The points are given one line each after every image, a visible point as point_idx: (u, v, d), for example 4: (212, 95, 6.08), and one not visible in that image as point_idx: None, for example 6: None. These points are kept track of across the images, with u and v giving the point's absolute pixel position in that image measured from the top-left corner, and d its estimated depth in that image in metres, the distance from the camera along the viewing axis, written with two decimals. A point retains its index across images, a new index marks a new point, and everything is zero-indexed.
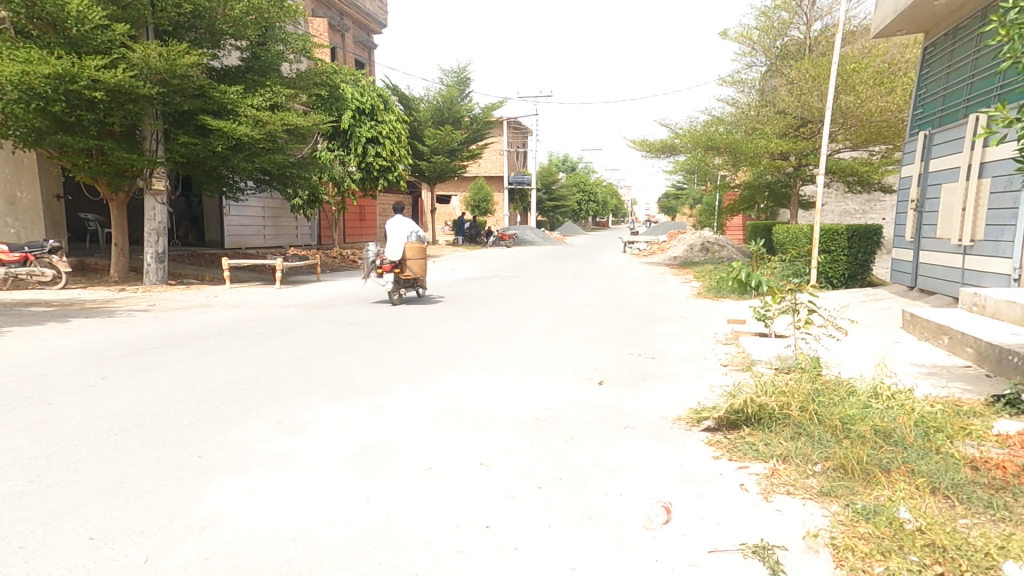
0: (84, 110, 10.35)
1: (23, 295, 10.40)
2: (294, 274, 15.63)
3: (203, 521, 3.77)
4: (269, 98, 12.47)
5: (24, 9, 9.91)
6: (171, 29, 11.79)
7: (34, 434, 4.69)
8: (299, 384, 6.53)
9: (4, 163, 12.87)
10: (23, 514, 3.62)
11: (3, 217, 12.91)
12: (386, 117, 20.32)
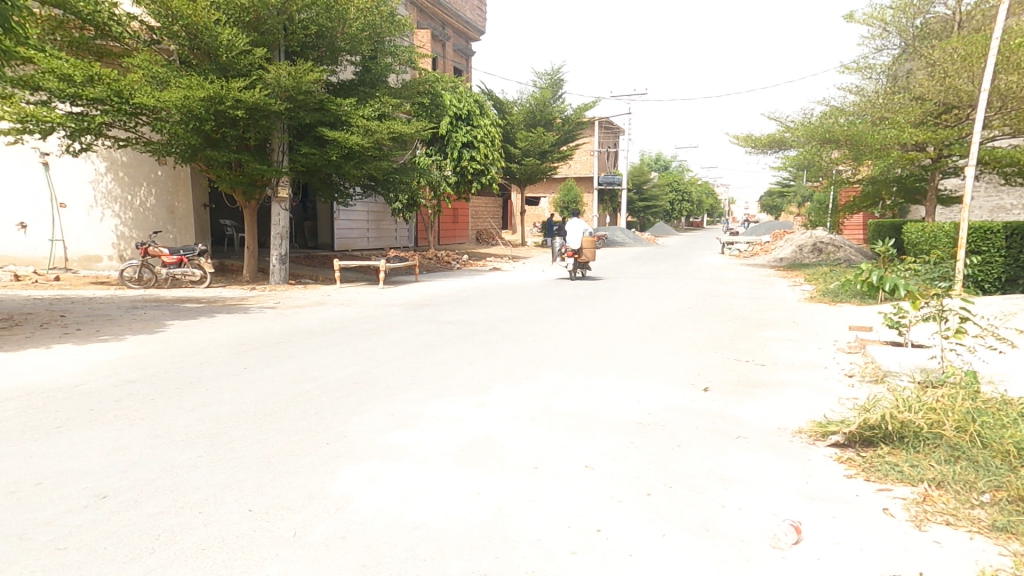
0: (228, 127, 11.67)
1: (177, 292, 11.98)
2: (394, 274, 16.56)
3: (335, 503, 4.09)
4: (378, 109, 13.29)
5: (187, 41, 11.32)
6: (299, 49, 12.90)
7: (198, 414, 5.36)
8: (408, 379, 6.90)
9: (166, 176, 14.72)
10: (195, 484, 4.13)
11: (164, 224, 14.77)
12: (481, 121, 20.93)
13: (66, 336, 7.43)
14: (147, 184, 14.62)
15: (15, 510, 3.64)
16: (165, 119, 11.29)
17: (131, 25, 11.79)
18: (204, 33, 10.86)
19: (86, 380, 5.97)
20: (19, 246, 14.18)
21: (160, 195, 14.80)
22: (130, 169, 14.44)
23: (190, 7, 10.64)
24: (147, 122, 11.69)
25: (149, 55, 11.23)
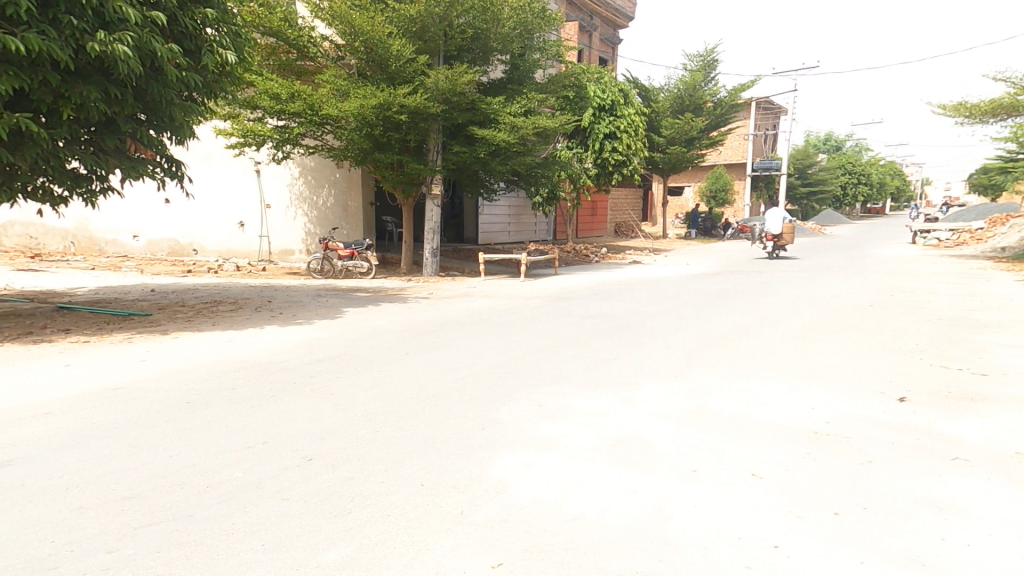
0: (393, 132, 12.83)
1: (349, 282, 13.57)
2: (534, 267, 16.96)
3: (494, 485, 4.24)
4: (524, 105, 13.76)
5: (364, 54, 12.58)
6: (456, 53, 13.77)
7: (373, 393, 5.98)
8: (554, 370, 6.98)
9: (342, 179, 16.60)
10: (376, 456, 4.58)
11: (340, 222, 16.76)
12: (625, 110, 20.44)
13: (272, 319, 8.78)
14: (328, 187, 16.72)
15: (249, 462, 4.35)
16: (345, 127, 12.71)
17: (323, 45, 13.38)
18: (379, 46, 12.05)
19: (287, 357, 6.98)
20: (239, 241, 16.99)
21: (339, 196, 16.82)
22: (316, 174, 16.59)
23: (368, 23, 11.85)
24: (330, 130, 13.21)
25: (335, 71, 12.69)
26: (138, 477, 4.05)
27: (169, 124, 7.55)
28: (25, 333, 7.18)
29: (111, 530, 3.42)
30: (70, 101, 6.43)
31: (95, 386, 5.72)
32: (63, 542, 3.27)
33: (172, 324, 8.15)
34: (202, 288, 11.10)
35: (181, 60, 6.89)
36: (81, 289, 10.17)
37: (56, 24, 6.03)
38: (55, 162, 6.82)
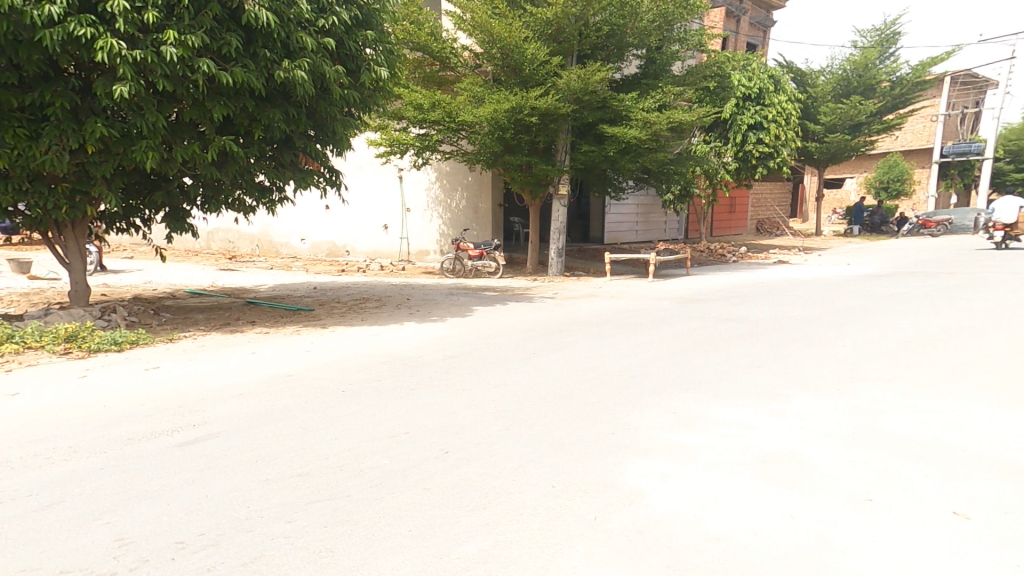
0: (523, 134, 13.15)
1: (478, 281, 14.16)
2: (663, 268, 16.22)
3: (628, 492, 4.07)
4: (658, 100, 13.28)
5: (499, 60, 12.96)
6: (590, 52, 13.70)
7: (502, 391, 6.11)
8: (688, 376, 6.55)
9: (474, 181, 17.56)
10: (508, 453, 4.67)
11: (471, 222, 17.72)
12: (775, 98, 18.70)
13: (410, 316, 9.45)
14: (461, 189, 17.78)
15: (395, 451, 4.69)
16: (478, 132, 13.25)
17: (463, 55, 14.09)
18: (515, 51, 12.36)
19: (425, 353, 7.45)
20: (383, 243, 18.60)
21: (470, 198, 17.75)
22: (450, 178, 17.69)
23: (506, 29, 12.16)
24: (465, 135, 13.86)
25: (472, 78, 13.25)
26: (306, 457, 4.56)
27: (332, 138, 8.47)
28: (223, 323, 8.55)
29: (287, 502, 3.89)
30: (261, 123, 7.50)
31: (272, 372, 6.61)
32: (253, 509, 3.79)
33: (330, 318, 9.15)
34: (353, 286, 12.34)
35: (345, 80, 7.70)
36: (262, 286, 11.87)
37: (255, 58, 7.02)
38: (248, 176, 7.99)
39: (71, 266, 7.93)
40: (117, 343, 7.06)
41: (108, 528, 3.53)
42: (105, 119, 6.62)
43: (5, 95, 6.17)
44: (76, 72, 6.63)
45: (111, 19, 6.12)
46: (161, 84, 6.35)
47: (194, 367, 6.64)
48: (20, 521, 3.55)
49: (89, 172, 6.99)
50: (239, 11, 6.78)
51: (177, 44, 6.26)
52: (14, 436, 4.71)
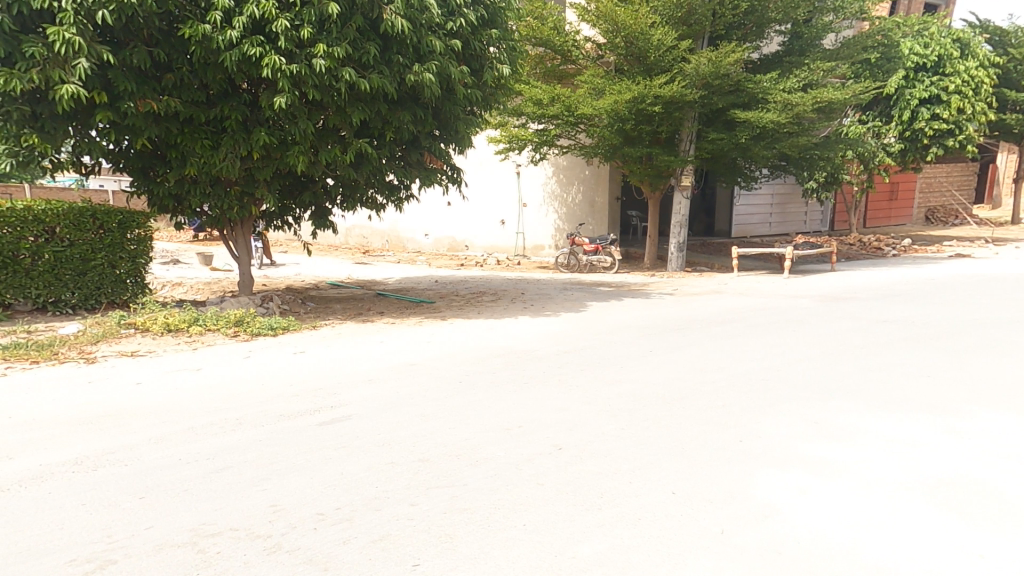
0: (645, 124, 12.70)
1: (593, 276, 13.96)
2: (802, 262, 14.60)
3: (760, 508, 3.70)
4: (803, 79, 12.30)
5: (623, 49, 12.44)
6: (723, 32, 12.87)
7: (617, 389, 5.93)
8: (832, 383, 5.80)
9: (591, 175, 17.86)
10: (624, 453, 4.53)
11: (587, 217, 18.02)
12: (958, 66, 15.90)
13: (524, 310, 9.57)
14: (577, 184, 18.20)
15: (509, 444, 4.78)
16: (597, 124, 12.90)
17: (585, 47, 13.84)
18: (639, 38, 11.94)
19: (538, 347, 7.50)
20: (500, 238, 19.13)
21: (586, 192, 18.15)
22: (567, 172, 18.12)
23: (632, 16, 11.81)
24: (583, 129, 13.60)
25: (593, 70, 12.86)
26: (428, 444, 4.83)
27: (455, 137, 8.82)
28: (357, 313, 9.39)
29: (411, 485, 4.15)
30: (392, 126, 8.02)
31: (398, 361, 7.11)
32: (381, 489, 4.10)
33: (449, 310, 9.61)
34: (471, 280, 12.82)
35: (469, 80, 7.95)
36: (390, 279, 12.82)
37: (390, 64, 7.51)
38: (380, 176, 8.62)
39: (240, 258, 9.15)
40: (272, 329, 8.08)
41: (265, 494, 4.04)
42: (267, 128, 7.52)
43: (195, 111, 7.25)
44: (247, 87, 7.59)
45: (275, 38, 6.84)
46: (311, 94, 7.03)
47: (333, 353, 7.37)
48: (201, 481, 4.20)
49: (254, 176, 8.01)
50: (378, 21, 7.29)
51: (326, 56, 6.86)
52: (195, 406, 5.59)
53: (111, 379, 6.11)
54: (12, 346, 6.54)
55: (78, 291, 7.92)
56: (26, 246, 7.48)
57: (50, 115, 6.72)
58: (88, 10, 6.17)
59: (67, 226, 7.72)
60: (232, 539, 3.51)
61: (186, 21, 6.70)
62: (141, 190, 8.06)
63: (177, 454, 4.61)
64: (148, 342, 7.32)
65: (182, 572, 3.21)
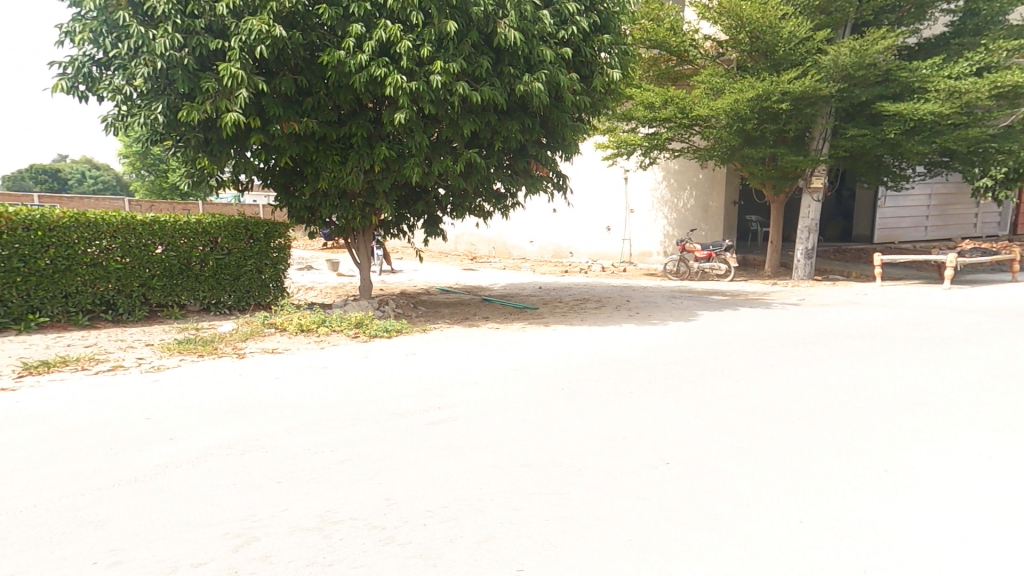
0: (769, 123, 11.81)
1: (707, 285, 13.26)
2: (968, 272, 12.58)
3: (909, 553, 3.24)
4: (974, 64, 11.18)
5: (748, 46, 11.89)
6: (871, 18, 12.05)
7: (732, 405, 5.54)
8: (1002, 411, 4.92)
9: (706, 178, 17.20)
10: (739, 475, 4.22)
11: (699, 223, 17.32)
12: None
13: (629, 318, 9.30)
14: (689, 188, 17.45)
15: (611, 454, 4.69)
16: (713, 125, 12.20)
17: (704, 46, 13.32)
18: (768, 31, 11.24)
19: (644, 356, 7.25)
20: (605, 244, 18.87)
21: (699, 196, 17.37)
22: (679, 176, 17.46)
23: (759, 10, 11.14)
24: (698, 130, 12.92)
25: (712, 69, 12.32)
26: (530, 449, 4.88)
27: (562, 144, 8.85)
28: (463, 318, 9.77)
29: (513, 490, 4.20)
30: (501, 135, 8.24)
31: (502, 366, 7.27)
32: (484, 490, 4.21)
33: (552, 317, 9.64)
34: (575, 286, 12.76)
35: (578, 87, 7.92)
36: (495, 285, 13.19)
37: (501, 75, 7.71)
38: (487, 184, 8.92)
39: (361, 264, 9.94)
40: (387, 330, 8.71)
41: (380, 488, 4.32)
42: (388, 143, 8.10)
43: (328, 130, 8.00)
44: (373, 106, 8.25)
45: (398, 59, 7.31)
46: (428, 109, 7.42)
47: (441, 356, 7.74)
48: (326, 471, 4.61)
49: (375, 188, 8.66)
50: (492, 35, 7.53)
51: (442, 73, 7.19)
52: (323, 402, 6.16)
53: (256, 374, 6.93)
54: (184, 342, 7.64)
55: (233, 294, 9.08)
56: (196, 254, 8.67)
57: (216, 140, 7.78)
58: (249, 46, 7.00)
59: (225, 237, 8.91)
60: (352, 527, 3.80)
61: (325, 49, 7.36)
62: (283, 204, 9.08)
63: (307, 445, 5.10)
64: (285, 341, 8.23)
65: (311, 554, 3.52)
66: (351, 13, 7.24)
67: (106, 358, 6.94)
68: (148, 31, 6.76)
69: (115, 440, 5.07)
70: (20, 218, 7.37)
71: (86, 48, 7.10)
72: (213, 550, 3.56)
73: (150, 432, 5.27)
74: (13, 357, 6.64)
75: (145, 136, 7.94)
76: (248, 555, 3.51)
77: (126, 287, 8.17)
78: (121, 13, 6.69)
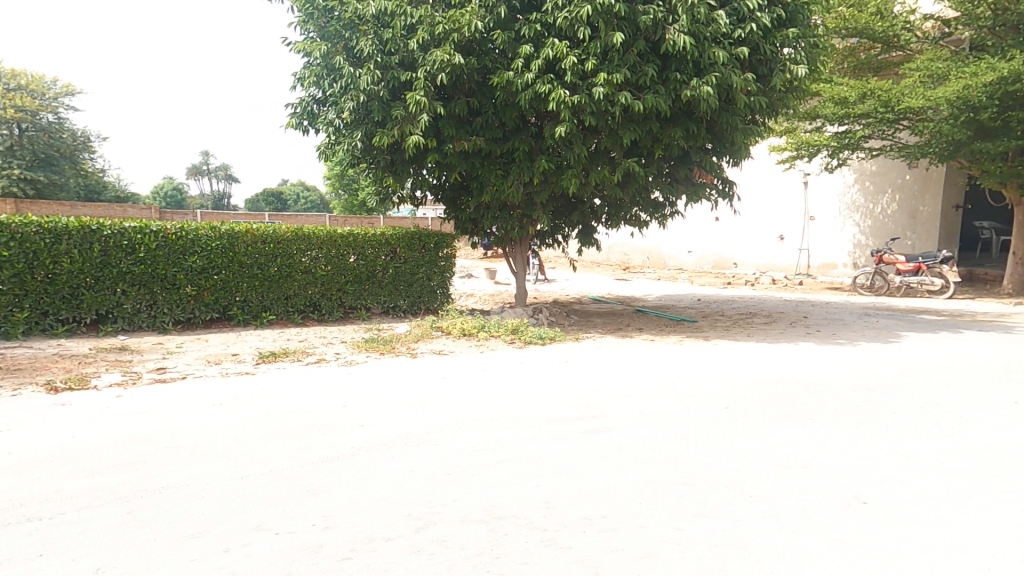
0: (1017, 110, 11.00)
1: (913, 303, 11.39)
2: None
3: None
4: None
5: (990, 22, 11.87)
6: None
7: (950, 445, 4.67)
8: None
9: (917, 180, 15.95)
10: (966, 530, 3.53)
11: (903, 230, 16.24)
12: None
13: (809, 335, 8.39)
14: (890, 191, 16.46)
15: (788, 485, 4.26)
16: (930, 118, 11.41)
17: (923, 28, 13.26)
18: None
19: (830, 379, 6.46)
20: (777, 255, 18.92)
21: (906, 200, 16.22)
22: (879, 178, 16.58)
23: None
24: (905, 127, 12.36)
25: (933, 54, 12.10)
26: (692, 469, 4.64)
27: (730, 149, 8.42)
28: (616, 328, 9.68)
29: (678, 510, 4.00)
30: (663, 143, 8.05)
31: (659, 378, 7.05)
32: (646, 506, 4.09)
33: (714, 331, 9.10)
34: (739, 300, 11.88)
35: (753, 87, 7.44)
36: (650, 296, 12.86)
37: (667, 82, 7.55)
38: (644, 194, 8.78)
39: (518, 272, 10.43)
40: (542, 338, 8.97)
41: (539, 490, 4.44)
42: (547, 156, 8.36)
43: (494, 147, 8.54)
44: (534, 121, 8.62)
45: (563, 74, 7.51)
46: (588, 121, 7.49)
47: (597, 365, 7.77)
48: (490, 468, 4.88)
49: (533, 200, 9.01)
50: (659, 42, 7.43)
51: (606, 84, 7.21)
52: (490, 403, 6.53)
53: (427, 373, 7.64)
54: (370, 341, 8.73)
55: (407, 299, 10.21)
56: (380, 262, 9.88)
57: (400, 160, 8.81)
58: (431, 75, 7.75)
59: (403, 247, 10.08)
60: (515, 525, 3.93)
61: (496, 71, 7.89)
62: (451, 216, 9.93)
63: (472, 442, 5.46)
64: (450, 343, 8.93)
65: (480, 545, 3.70)
66: (522, 35, 7.69)
67: (313, 352, 8.18)
68: (355, 71, 7.89)
69: (319, 424, 5.90)
70: (260, 233, 8.89)
71: (311, 90, 8.53)
72: (399, 528, 3.90)
73: (345, 418, 6.09)
74: (252, 348, 8.10)
75: (346, 161, 9.27)
76: (427, 537, 3.79)
77: (328, 291, 9.55)
78: (338, 57, 7.89)
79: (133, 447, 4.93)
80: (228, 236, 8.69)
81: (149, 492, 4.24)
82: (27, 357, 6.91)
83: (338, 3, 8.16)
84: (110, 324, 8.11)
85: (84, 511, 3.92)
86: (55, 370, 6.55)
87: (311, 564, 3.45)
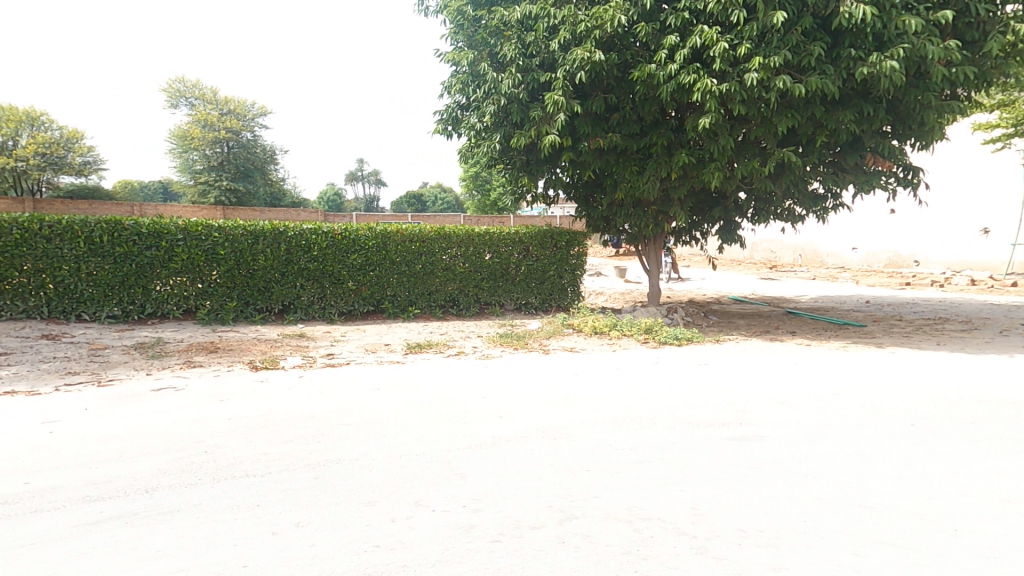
0: None
1: None
2: None
3: None
4: None
5: None
6: None
7: None
8: None
9: None
10: None
11: None
12: None
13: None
14: None
15: (1007, 522, 3.54)
16: None
17: None
18: None
19: None
20: (977, 251, 16.57)
21: None
22: None
23: None
24: None
25: None
26: (869, 490, 4.06)
27: (918, 130, 7.35)
28: (763, 330, 8.92)
29: (856, 534, 3.52)
30: (828, 129, 7.22)
31: (820, 386, 6.33)
32: (814, 524, 3.67)
33: (888, 337, 7.96)
34: (920, 304, 10.26)
35: (955, 57, 6.36)
36: (803, 297, 11.66)
37: (837, 60, 6.79)
38: (801, 185, 7.96)
39: (651, 270, 10.08)
40: (678, 338, 8.58)
41: (683, 495, 4.20)
42: (688, 150, 7.91)
43: (630, 143, 8.29)
44: (675, 114, 8.23)
45: (711, 62, 7.05)
46: (738, 109, 6.95)
47: (744, 368, 7.23)
48: (631, 468, 4.73)
49: (670, 195, 8.64)
50: (832, 16, 6.75)
51: (761, 69, 6.60)
52: (631, 403, 6.35)
53: (561, 369, 7.69)
54: (504, 336, 9.05)
55: (538, 296, 10.42)
56: (513, 260, 10.22)
57: (535, 160, 8.96)
58: (570, 74, 7.73)
59: (535, 245, 10.32)
60: (662, 528, 3.74)
61: (637, 66, 7.62)
62: (582, 214, 9.90)
63: (616, 440, 5.35)
64: (581, 341, 8.89)
65: (626, 543, 3.57)
66: (668, 25, 7.38)
67: (453, 345, 8.65)
68: (498, 76, 8.17)
69: (466, 412, 6.21)
70: (409, 233, 9.64)
71: (455, 98, 9.01)
72: (543, 518, 3.92)
73: (489, 408, 6.34)
74: (401, 339, 8.79)
75: (483, 163, 9.65)
76: (570, 529, 3.76)
77: (467, 287, 10.04)
78: (483, 63, 8.25)
79: (310, 421, 5.60)
80: (382, 236, 9.53)
81: (326, 461, 4.76)
82: (236, 340, 8.18)
83: (486, 11, 8.52)
84: (292, 314, 9.30)
85: (271, 470, 4.51)
86: (254, 352, 7.67)
87: (464, 541, 3.60)
